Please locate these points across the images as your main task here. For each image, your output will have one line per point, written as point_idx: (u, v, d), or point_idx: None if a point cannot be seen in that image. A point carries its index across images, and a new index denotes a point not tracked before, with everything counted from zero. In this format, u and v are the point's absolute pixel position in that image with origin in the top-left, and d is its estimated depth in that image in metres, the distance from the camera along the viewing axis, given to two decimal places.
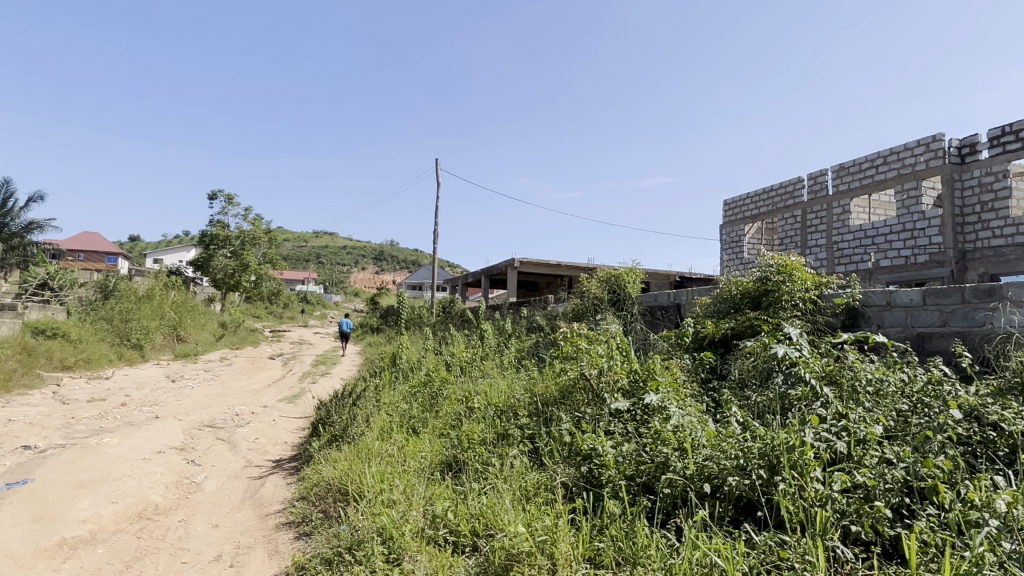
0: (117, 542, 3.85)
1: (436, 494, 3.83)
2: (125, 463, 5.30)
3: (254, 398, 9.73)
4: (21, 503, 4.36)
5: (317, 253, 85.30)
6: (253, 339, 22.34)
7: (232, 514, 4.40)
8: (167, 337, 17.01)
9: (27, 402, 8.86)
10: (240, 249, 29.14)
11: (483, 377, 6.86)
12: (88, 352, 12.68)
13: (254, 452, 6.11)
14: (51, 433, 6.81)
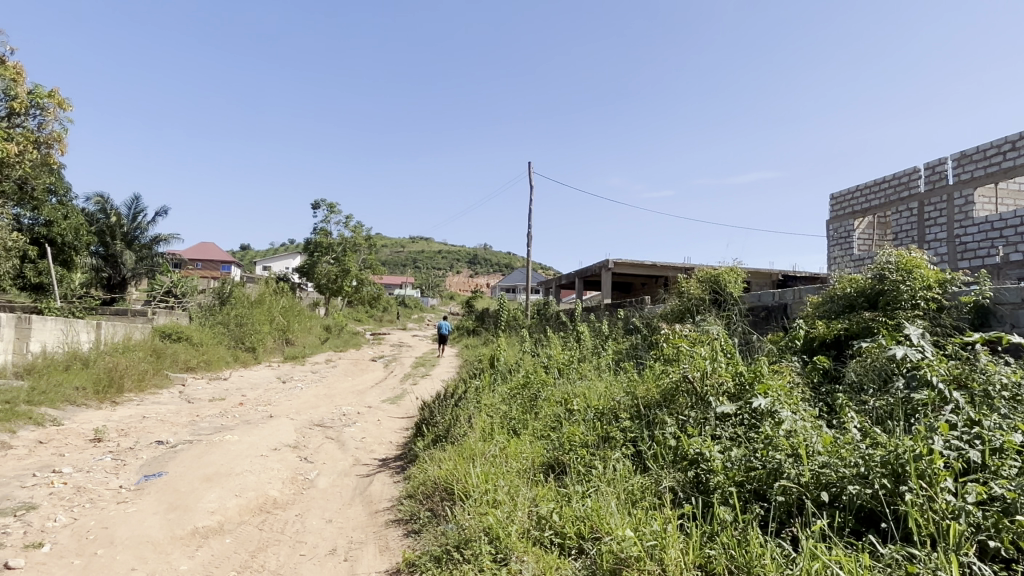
0: (242, 533, 4.10)
1: (541, 496, 3.85)
2: (246, 459, 5.64)
3: (359, 399, 10.11)
4: (157, 494, 4.72)
5: (414, 258, 87.70)
6: (355, 342, 23.24)
7: (344, 510, 4.58)
8: (277, 340, 17.96)
9: (157, 400, 9.59)
10: (342, 255, 30.41)
11: (582, 379, 6.83)
12: (208, 355, 13.59)
13: (362, 451, 6.35)
14: (180, 430, 7.34)
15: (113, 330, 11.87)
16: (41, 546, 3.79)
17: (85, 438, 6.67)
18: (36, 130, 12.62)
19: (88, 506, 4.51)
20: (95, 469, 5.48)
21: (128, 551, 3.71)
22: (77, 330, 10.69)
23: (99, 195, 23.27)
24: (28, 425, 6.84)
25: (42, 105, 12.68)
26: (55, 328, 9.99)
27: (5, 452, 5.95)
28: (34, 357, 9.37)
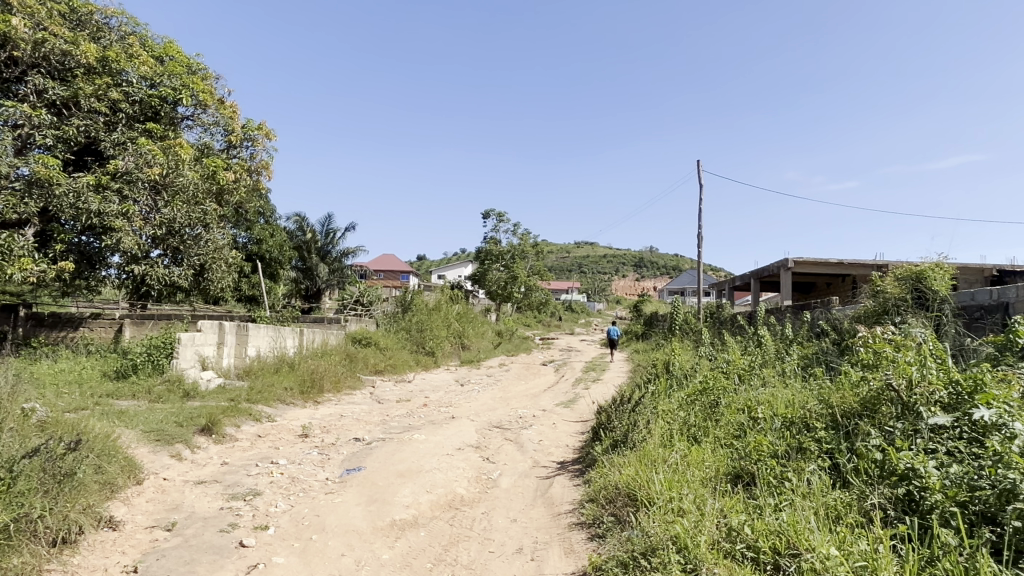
0: (435, 528, 4.34)
1: (730, 507, 3.70)
2: (434, 457, 5.97)
3: (534, 402, 10.34)
4: (358, 487, 5.14)
5: (580, 263, 88.23)
6: (526, 347, 23.81)
7: (528, 510, 4.69)
8: (453, 345, 18.86)
9: (352, 400, 10.47)
10: (511, 262, 31.35)
11: (764, 385, 6.47)
12: (393, 359, 14.57)
13: (540, 453, 6.49)
14: (373, 428, 7.94)
15: (313, 336, 13.11)
16: (267, 528, 4.27)
17: (295, 434, 7.43)
18: (249, 160, 14.31)
19: (302, 495, 5.01)
20: (305, 462, 6.08)
21: (338, 537, 4.07)
22: (284, 336, 11.93)
23: (298, 214, 25.88)
24: (250, 420, 7.75)
25: (253, 137, 14.32)
26: (267, 334, 11.22)
27: (233, 444, 6.78)
28: (251, 360, 10.55)
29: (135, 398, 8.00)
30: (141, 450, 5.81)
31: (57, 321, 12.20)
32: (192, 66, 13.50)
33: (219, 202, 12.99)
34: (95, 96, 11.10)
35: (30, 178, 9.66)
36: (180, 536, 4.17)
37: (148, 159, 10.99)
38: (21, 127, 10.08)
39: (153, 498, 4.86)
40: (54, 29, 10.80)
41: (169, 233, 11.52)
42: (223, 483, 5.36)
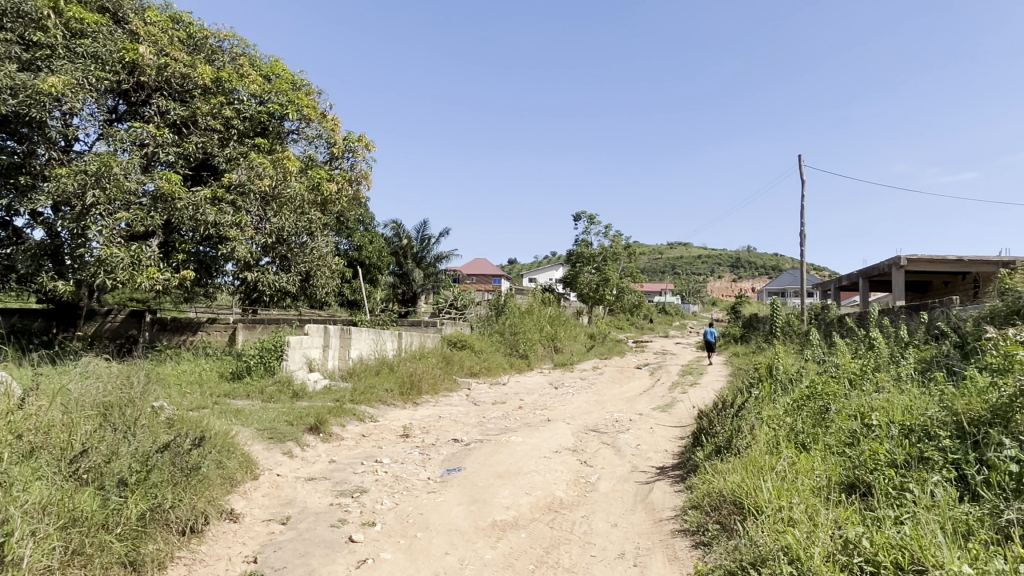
0: (536, 530, 4.36)
1: (845, 518, 3.52)
2: (532, 460, 6.00)
3: (630, 406, 10.21)
4: (459, 487, 5.24)
5: (673, 264, 86.45)
6: (619, 349, 23.57)
7: (628, 515, 4.64)
8: (546, 348, 18.92)
9: (449, 402, 10.69)
10: (603, 264, 31.13)
11: (878, 391, 6.12)
12: (488, 362, 14.76)
13: (638, 458, 6.40)
14: (470, 429, 8.08)
15: (412, 339, 13.47)
16: (374, 525, 4.43)
17: (397, 434, 7.66)
18: (349, 170, 14.90)
19: (405, 493, 5.16)
20: (407, 461, 6.26)
21: (442, 536, 4.16)
22: (384, 339, 12.33)
23: (395, 221, 26.73)
24: (354, 420, 8.05)
25: (353, 148, 14.91)
26: (368, 337, 11.62)
27: (339, 442, 7.07)
28: (354, 362, 10.96)
29: (249, 398, 8.48)
30: (256, 447, 6.15)
31: (179, 326, 13.11)
32: (296, 83, 14.21)
33: (323, 212, 13.61)
34: (210, 115, 11.89)
35: (155, 194, 10.48)
36: (294, 529, 4.38)
37: (259, 172, 11.62)
38: (147, 146, 10.96)
39: (269, 493, 5.13)
40: (174, 53, 11.70)
41: (278, 242, 12.21)
42: (331, 480, 5.60)
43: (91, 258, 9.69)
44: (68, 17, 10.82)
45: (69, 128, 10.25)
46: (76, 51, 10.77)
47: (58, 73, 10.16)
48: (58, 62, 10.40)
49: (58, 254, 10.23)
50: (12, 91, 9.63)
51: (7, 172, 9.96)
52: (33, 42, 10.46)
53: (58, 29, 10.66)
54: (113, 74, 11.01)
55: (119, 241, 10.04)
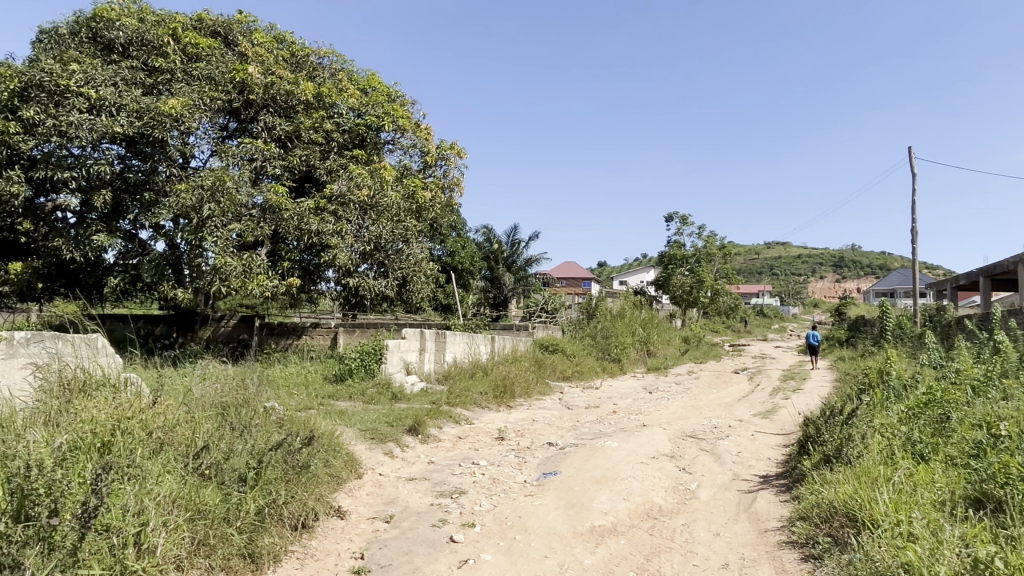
0: (635, 536, 4.30)
1: (973, 535, 3.27)
2: (629, 465, 5.93)
3: (729, 412, 9.91)
4: (556, 491, 5.24)
5: (770, 265, 83.28)
6: (715, 353, 22.95)
7: (731, 525, 4.50)
8: (639, 352, 18.67)
9: (543, 406, 10.73)
10: (697, 266, 30.40)
11: (1006, 399, 5.67)
12: (581, 366, 14.70)
13: (740, 466, 6.20)
14: (565, 433, 8.07)
15: (504, 343, 13.61)
16: (473, 526, 4.51)
17: (492, 436, 7.76)
18: (442, 177, 15.24)
19: (503, 495, 5.22)
20: (504, 463, 6.32)
21: (541, 539, 4.18)
22: (478, 343, 12.52)
23: (486, 227, 27.11)
24: (451, 422, 8.21)
25: (446, 156, 15.25)
26: (462, 341, 11.83)
27: (436, 444, 7.24)
28: (449, 365, 11.19)
29: (351, 399, 8.82)
30: (359, 447, 6.39)
31: (285, 331, 13.77)
32: (391, 95, 14.68)
33: (418, 219, 13.98)
34: (312, 129, 12.47)
35: (263, 206, 11.08)
36: (397, 528, 4.52)
37: (358, 182, 12.12)
38: (255, 160, 11.59)
39: (372, 492, 5.32)
40: (279, 72, 12.35)
41: (376, 249, 12.67)
42: (431, 480, 5.73)
43: (207, 267, 10.38)
44: (186, 43, 11.80)
45: (187, 146, 10.99)
46: (192, 74, 11.58)
47: (177, 95, 10.93)
48: (177, 84, 11.23)
49: (178, 264, 10.95)
50: (138, 114, 10.51)
51: (135, 189, 10.81)
52: (156, 68, 11.39)
53: (177, 55, 11.61)
54: (226, 94, 11.75)
55: (232, 250, 10.68)
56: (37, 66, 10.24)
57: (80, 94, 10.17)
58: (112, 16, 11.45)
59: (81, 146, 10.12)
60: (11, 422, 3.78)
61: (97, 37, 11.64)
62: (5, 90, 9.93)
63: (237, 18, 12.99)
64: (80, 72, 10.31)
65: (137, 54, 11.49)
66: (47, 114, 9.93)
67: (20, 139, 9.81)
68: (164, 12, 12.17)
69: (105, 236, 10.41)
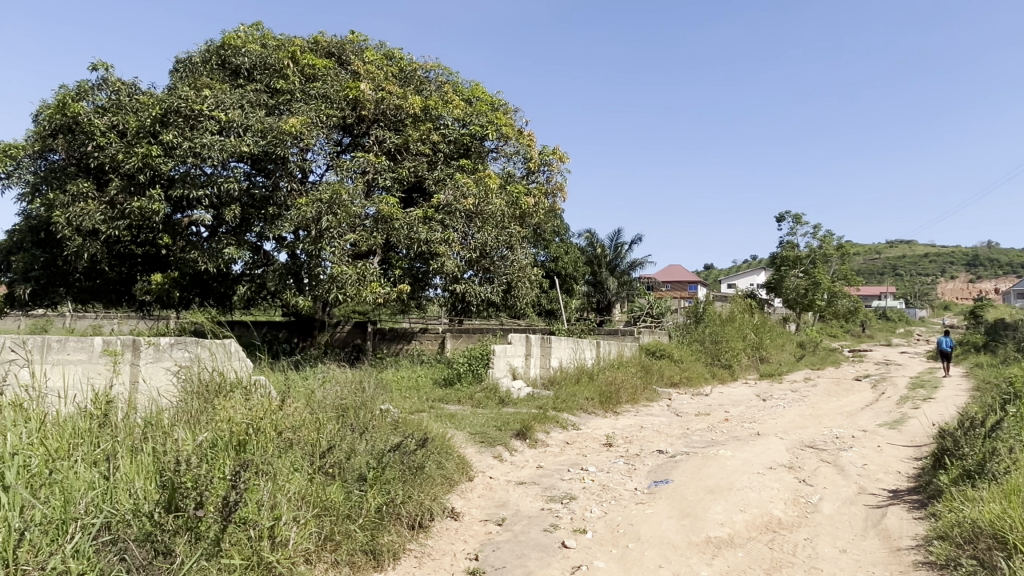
0: (753, 549, 4.15)
1: None
2: (744, 475, 5.72)
3: (851, 421, 9.35)
4: (668, 499, 5.14)
5: (893, 265, 78.02)
6: (834, 359, 21.74)
7: (859, 542, 4.25)
8: (751, 358, 18.00)
9: (651, 412, 10.54)
10: (811, 267, 28.96)
11: None
12: (689, 371, 14.34)
13: (866, 479, 5.84)
14: (675, 441, 7.90)
15: (610, 348, 13.51)
16: (584, 532, 4.49)
17: (600, 443, 7.71)
18: (546, 183, 15.34)
19: (613, 502, 5.18)
20: (613, 470, 6.26)
21: (654, 548, 4.12)
22: (583, 348, 12.49)
23: (589, 231, 27.04)
24: (558, 428, 8.23)
25: (549, 162, 15.35)
26: (567, 345, 11.85)
27: (544, 449, 7.27)
28: (554, 370, 11.22)
29: (460, 403, 9.02)
30: (470, 450, 6.53)
31: (396, 335, 14.30)
32: (495, 104, 14.95)
33: (522, 225, 14.14)
34: (420, 140, 12.89)
35: (377, 216, 11.55)
36: (509, 531, 4.58)
37: (464, 191, 12.41)
38: (367, 172, 12.10)
39: (484, 495, 5.41)
40: (389, 87, 12.86)
41: (482, 255, 12.92)
42: (541, 485, 5.77)
43: (325, 276, 10.93)
44: (303, 65, 12.52)
45: (306, 162, 11.62)
46: (310, 94, 12.26)
47: (296, 114, 11.60)
48: (296, 104, 11.87)
49: (299, 273, 11.58)
50: (262, 133, 11.19)
51: (260, 204, 11.55)
52: (277, 90, 12.15)
53: (295, 76, 12.34)
54: (340, 111, 12.34)
55: (347, 260, 11.18)
56: (175, 94, 11.20)
57: (211, 117, 11.00)
58: (238, 43, 12.34)
59: (213, 165, 10.92)
60: (160, 420, 4.12)
61: (225, 63, 12.56)
62: (148, 116, 10.93)
63: (349, 38, 13.65)
64: (211, 97, 11.16)
65: (260, 77, 12.29)
66: (184, 138, 10.84)
67: (161, 161, 10.74)
68: (284, 36, 12.99)
69: (235, 249, 11.19)
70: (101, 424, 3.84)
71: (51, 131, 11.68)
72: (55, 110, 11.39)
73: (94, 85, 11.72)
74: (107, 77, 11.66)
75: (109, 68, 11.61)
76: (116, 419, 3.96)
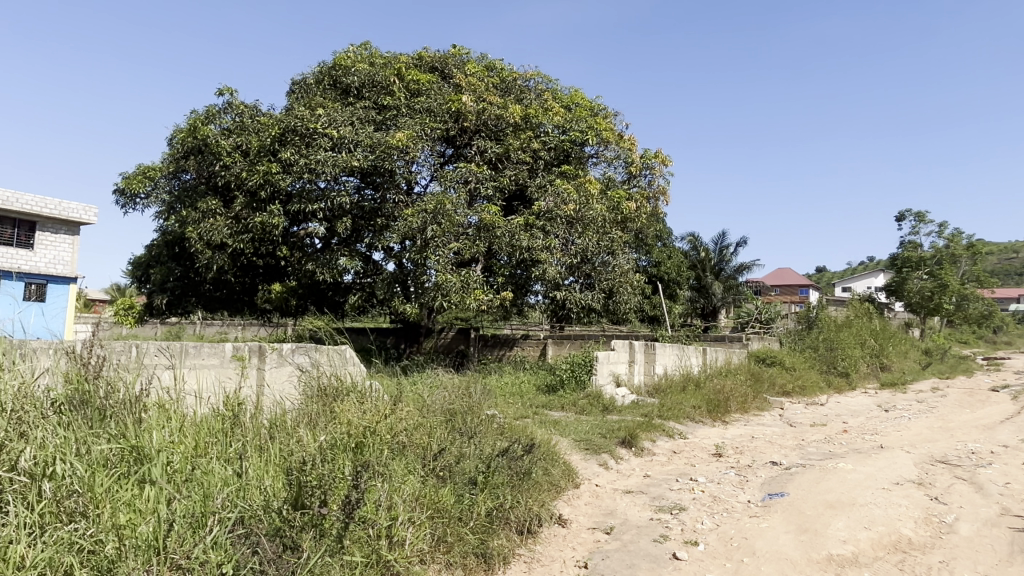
0: (881, 570, 3.92)
1: None
2: (868, 490, 5.40)
3: (989, 435, 8.61)
4: (784, 514, 4.93)
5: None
6: (966, 368, 20.10)
7: (1002, 568, 3.91)
8: (871, 366, 16.97)
9: (762, 422, 10.15)
10: (938, 268, 26.95)
11: None
12: (802, 379, 13.69)
13: (1009, 499, 5.37)
14: (789, 452, 7.55)
15: (717, 355, 13.12)
16: (696, 544, 4.39)
17: (709, 453, 7.49)
18: (647, 187, 15.16)
19: (726, 515, 5.02)
20: (724, 482, 6.07)
21: (772, 564, 3.97)
22: (689, 355, 12.21)
23: (692, 235, 26.43)
24: (664, 436, 8.06)
25: (651, 165, 15.15)
26: (672, 352, 11.60)
27: (651, 457, 7.15)
28: (659, 377, 11.02)
29: (564, 409, 9.02)
30: (575, 456, 6.52)
31: (498, 341, 14.61)
32: (595, 109, 14.92)
33: (623, 230, 14.02)
34: (521, 149, 13.04)
35: (479, 225, 11.75)
36: (618, 540, 4.55)
37: (564, 197, 12.46)
38: (469, 182, 12.33)
39: (591, 502, 5.38)
40: (490, 98, 13.13)
41: (583, 261, 12.88)
42: (649, 494, 5.67)
43: (431, 283, 11.24)
44: (408, 80, 12.99)
45: (412, 174, 12.00)
46: (415, 108, 12.68)
47: (403, 128, 12.02)
48: (402, 118, 12.29)
49: (406, 282, 11.97)
50: (371, 148, 11.65)
51: (369, 216, 12.04)
52: (384, 106, 12.64)
53: (401, 92, 12.81)
54: (443, 124, 12.69)
55: (451, 268, 11.43)
56: (292, 114, 11.92)
57: (325, 134, 11.60)
58: (348, 63, 12.99)
59: (326, 180, 11.50)
60: (284, 421, 4.38)
61: (336, 83, 13.21)
62: (269, 136, 11.71)
63: (451, 52, 14.04)
64: (325, 115, 11.78)
65: (368, 94, 12.84)
66: (300, 155, 11.49)
67: (280, 177, 11.45)
68: (391, 54, 13.54)
69: (347, 259, 11.73)
70: (232, 424, 4.12)
71: (184, 153, 12.70)
72: (187, 134, 12.38)
73: (220, 109, 12.65)
74: (231, 101, 12.54)
75: (233, 92, 12.46)
76: (245, 420, 4.24)
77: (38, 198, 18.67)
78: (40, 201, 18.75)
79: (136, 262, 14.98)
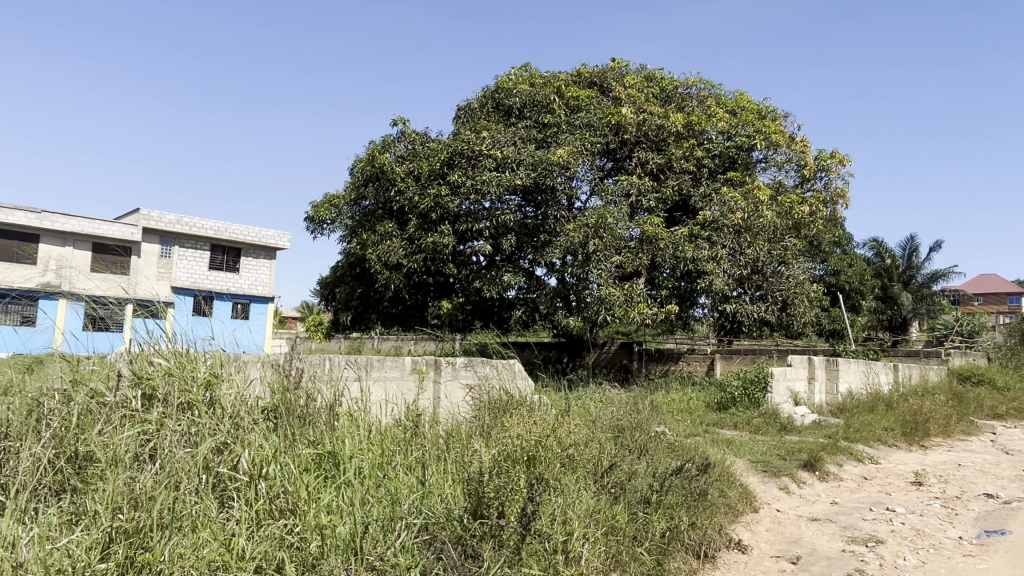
0: None
1: None
2: None
3: None
4: (1008, 555, 4.36)
5: None
6: None
7: None
8: None
9: (970, 449, 8.99)
10: None
11: None
12: (1019, 400, 11.98)
13: None
14: (1008, 484, 6.63)
15: (910, 372, 11.90)
16: None
17: (907, 480, 6.76)
18: (823, 191, 14.19)
19: (932, 551, 4.51)
20: (927, 514, 5.46)
21: None
22: (877, 372, 11.16)
23: (875, 240, 24.26)
24: (852, 460, 7.40)
25: (826, 166, 14.19)
26: (858, 369, 10.68)
27: (838, 483, 6.59)
28: (843, 397, 10.15)
29: (737, 428, 8.57)
30: (752, 478, 6.15)
31: (663, 356, 14.30)
32: (762, 111, 14.22)
33: (797, 237, 13.19)
34: (684, 158, 12.69)
35: (641, 237, 11.55)
36: (807, 572, 4.29)
37: (731, 206, 11.99)
38: (631, 194, 12.20)
39: (772, 528, 5.06)
40: (650, 108, 13.02)
41: (753, 272, 12.26)
42: (839, 523, 5.22)
43: (593, 297, 11.20)
44: (568, 98, 13.15)
45: (572, 189, 12.06)
46: (575, 124, 12.78)
47: (563, 144, 12.13)
48: (563, 135, 12.43)
49: (569, 297, 12.00)
50: (533, 166, 11.88)
51: (532, 233, 12.25)
52: (545, 124, 12.88)
53: (561, 109, 12.97)
54: (604, 137, 12.69)
55: (614, 281, 11.32)
56: (460, 138, 12.51)
57: (489, 156, 12.00)
58: (509, 85, 13.45)
59: (491, 201, 11.91)
60: (459, 433, 4.54)
61: (499, 106, 13.67)
62: (438, 160, 12.40)
63: (610, 66, 14.08)
64: (489, 137, 12.24)
65: (530, 114, 13.15)
66: (467, 176, 12.03)
67: (449, 200, 12.07)
68: (549, 74, 13.86)
69: (511, 276, 12.04)
70: (412, 433, 4.36)
71: (363, 181, 13.72)
72: (366, 163, 13.38)
73: (394, 138, 13.52)
74: (405, 130, 13.37)
75: (405, 122, 13.29)
76: (424, 429, 4.47)
77: (242, 227, 21.08)
78: (244, 229, 21.14)
79: (323, 283, 16.37)
